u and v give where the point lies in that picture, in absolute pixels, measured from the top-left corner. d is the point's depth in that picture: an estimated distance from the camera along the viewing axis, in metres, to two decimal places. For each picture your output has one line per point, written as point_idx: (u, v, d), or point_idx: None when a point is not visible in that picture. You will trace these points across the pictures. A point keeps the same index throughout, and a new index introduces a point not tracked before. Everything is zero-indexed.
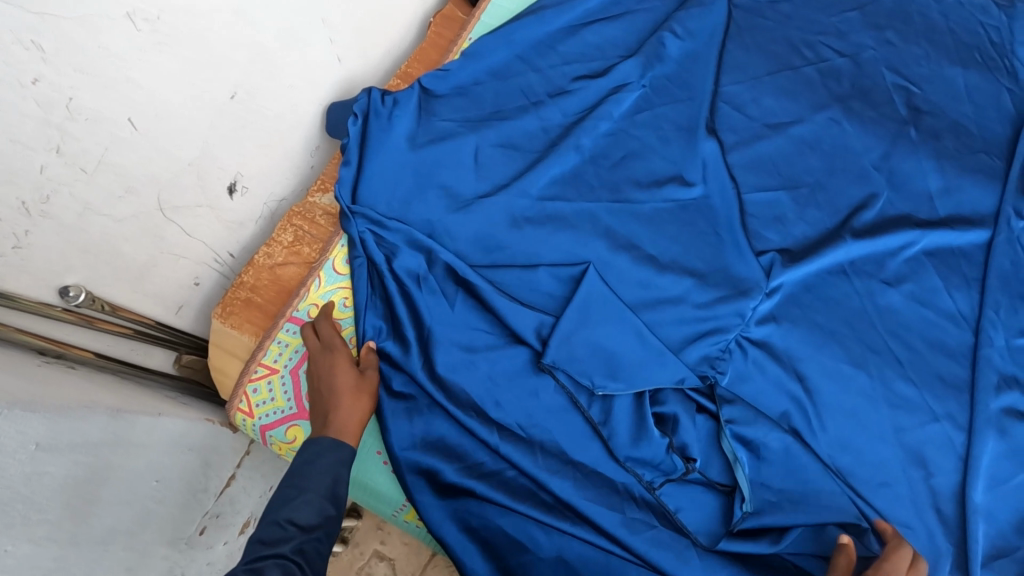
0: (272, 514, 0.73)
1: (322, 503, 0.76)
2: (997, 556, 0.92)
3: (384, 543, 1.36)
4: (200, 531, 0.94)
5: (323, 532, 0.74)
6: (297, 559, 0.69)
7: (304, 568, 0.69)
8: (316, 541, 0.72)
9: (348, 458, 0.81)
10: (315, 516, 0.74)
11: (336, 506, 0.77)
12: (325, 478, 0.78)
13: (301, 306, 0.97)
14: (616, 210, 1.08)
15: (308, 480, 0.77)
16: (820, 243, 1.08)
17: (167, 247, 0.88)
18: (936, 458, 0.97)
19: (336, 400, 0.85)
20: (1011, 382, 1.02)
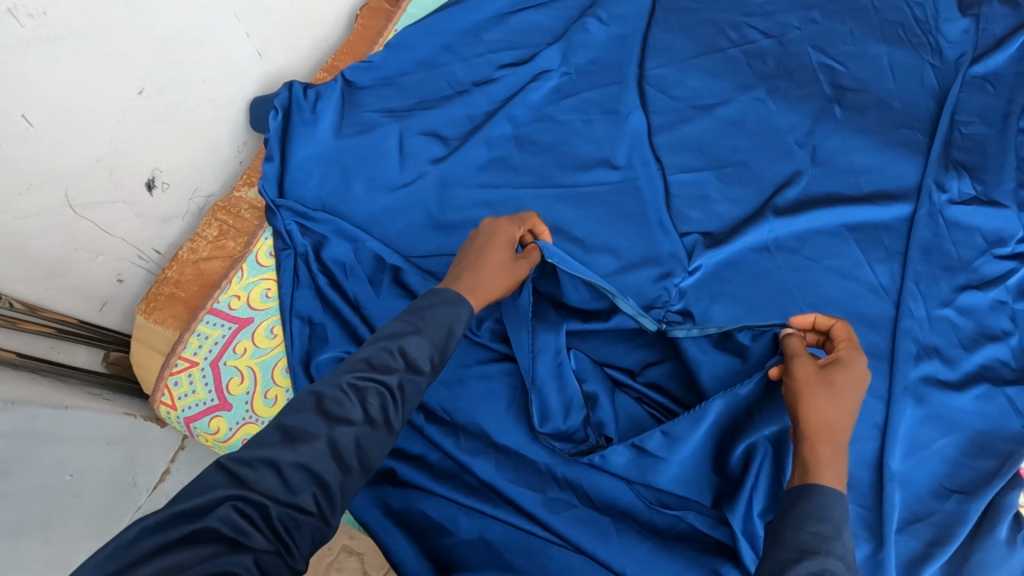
0: (392, 341, 0.66)
1: (433, 348, 0.67)
2: (913, 521, 0.94)
3: (352, 538, 1.21)
4: None
5: (425, 378, 0.66)
6: (393, 395, 0.63)
7: (391, 405, 0.63)
8: (417, 386, 0.65)
9: (463, 311, 0.72)
10: (425, 360, 0.66)
11: (446, 356, 0.68)
12: (440, 326, 0.69)
13: (222, 298, 0.98)
14: (545, 195, 1.08)
15: (428, 321, 0.68)
16: (744, 222, 1.10)
17: (81, 243, 0.88)
18: (858, 427, 0.98)
19: (480, 274, 0.79)
20: (929, 352, 1.05)
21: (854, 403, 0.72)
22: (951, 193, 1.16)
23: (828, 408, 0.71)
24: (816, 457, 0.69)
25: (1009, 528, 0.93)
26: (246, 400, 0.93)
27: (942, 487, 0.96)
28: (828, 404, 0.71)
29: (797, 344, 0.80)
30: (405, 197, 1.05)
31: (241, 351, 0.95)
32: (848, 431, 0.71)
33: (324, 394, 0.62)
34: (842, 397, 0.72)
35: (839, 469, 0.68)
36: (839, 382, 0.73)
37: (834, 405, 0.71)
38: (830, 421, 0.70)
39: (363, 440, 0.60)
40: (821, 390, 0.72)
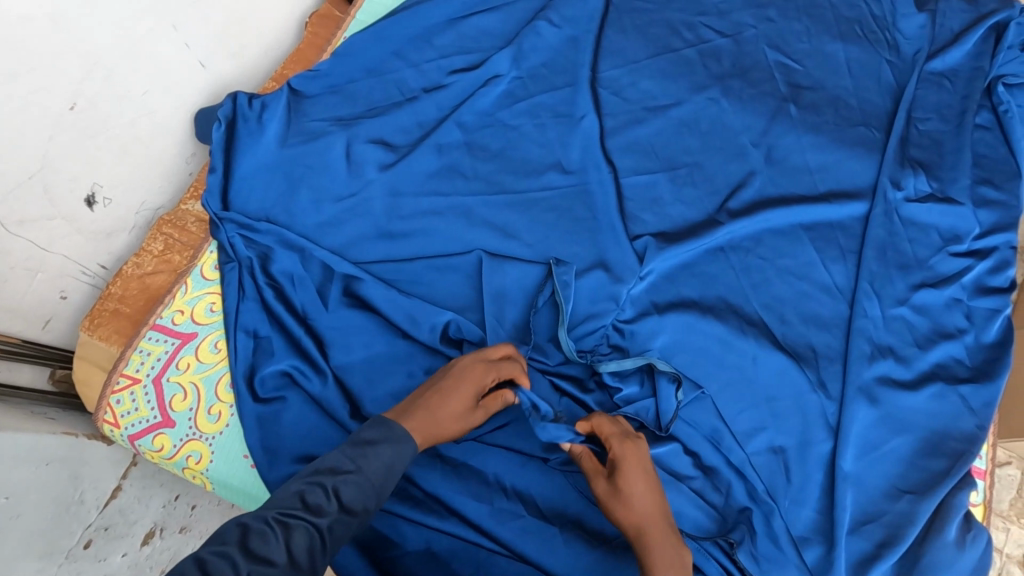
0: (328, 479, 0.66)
1: (371, 488, 0.68)
2: (864, 522, 0.93)
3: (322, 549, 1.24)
4: (82, 545, 0.88)
5: (357, 520, 0.66)
6: (323, 538, 0.62)
7: (322, 545, 0.62)
8: (346, 529, 0.65)
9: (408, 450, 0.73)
10: (360, 502, 0.66)
11: (382, 495, 0.69)
12: (381, 465, 0.70)
13: (166, 314, 0.98)
14: (495, 202, 1.07)
15: (368, 458, 0.69)
16: (696, 226, 1.09)
17: (17, 262, 0.87)
18: (811, 430, 0.98)
19: (431, 411, 0.77)
20: (884, 352, 1.04)
21: (651, 491, 0.77)
22: (908, 190, 1.15)
23: (636, 501, 0.76)
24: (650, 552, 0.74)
25: (959, 528, 0.93)
26: (189, 416, 0.93)
27: (894, 488, 0.96)
28: (634, 497, 0.76)
29: (591, 463, 0.81)
30: (353, 206, 1.04)
31: (184, 367, 0.95)
32: (664, 513, 0.76)
33: (253, 527, 0.59)
34: (643, 492, 0.76)
35: (668, 558, 0.73)
36: (626, 485, 0.76)
37: (641, 495, 0.76)
38: (641, 515, 0.75)
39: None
40: (621, 491, 0.76)
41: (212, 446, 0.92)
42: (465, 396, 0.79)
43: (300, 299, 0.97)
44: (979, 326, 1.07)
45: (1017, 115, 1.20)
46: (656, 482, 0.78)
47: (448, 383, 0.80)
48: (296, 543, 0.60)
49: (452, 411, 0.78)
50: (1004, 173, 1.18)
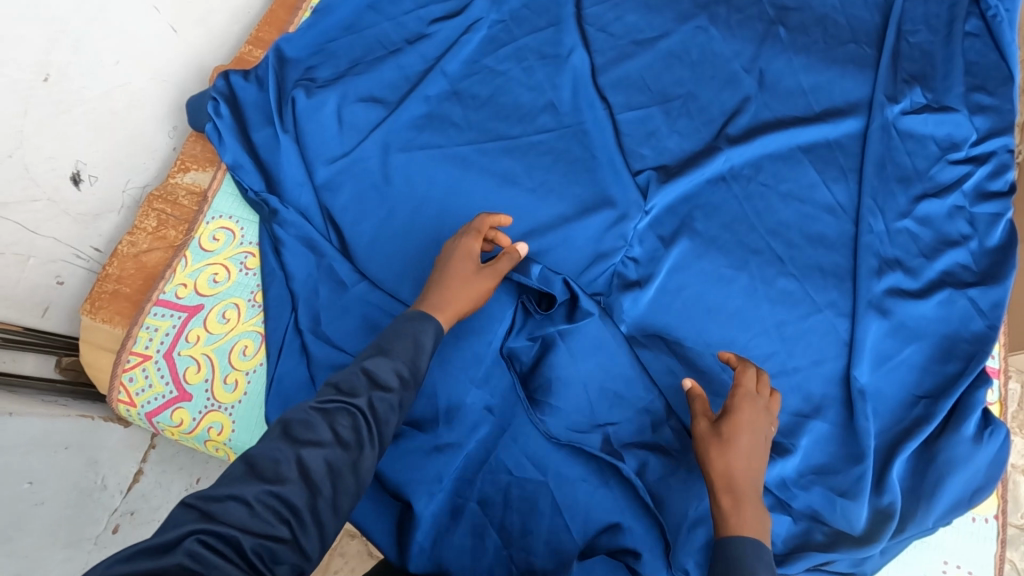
0: (349, 397, 0.68)
1: (400, 368, 0.72)
2: (883, 430, 0.95)
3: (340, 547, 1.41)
4: (111, 530, 0.88)
5: (394, 396, 0.70)
6: (365, 416, 0.68)
7: (372, 427, 0.68)
8: (388, 403, 0.70)
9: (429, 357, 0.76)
10: (391, 379, 0.71)
11: (414, 377, 0.74)
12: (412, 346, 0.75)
13: (169, 289, 0.95)
14: (491, 148, 1.05)
15: (395, 346, 0.74)
16: (696, 156, 1.08)
17: (7, 246, 0.84)
18: (825, 345, 0.99)
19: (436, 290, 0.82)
20: (891, 264, 1.04)
21: (750, 451, 0.78)
22: (904, 104, 1.14)
23: (732, 456, 0.77)
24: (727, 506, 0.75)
25: (977, 424, 0.94)
26: (205, 388, 0.91)
27: (910, 395, 0.97)
28: (733, 450, 0.77)
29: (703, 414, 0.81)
30: (347, 166, 1.01)
31: (194, 340, 0.92)
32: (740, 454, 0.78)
33: (294, 418, 0.66)
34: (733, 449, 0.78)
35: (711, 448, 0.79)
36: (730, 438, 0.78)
37: (742, 451, 0.77)
38: (733, 475, 0.76)
39: (353, 463, 0.65)
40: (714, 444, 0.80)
41: (233, 416, 0.90)
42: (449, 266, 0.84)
43: (295, 277, 0.93)
44: (983, 232, 1.08)
45: (1006, 19, 1.19)
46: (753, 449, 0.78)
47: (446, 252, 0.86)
48: (347, 425, 0.66)
49: (455, 275, 0.83)
50: (997, 78, 1.17)
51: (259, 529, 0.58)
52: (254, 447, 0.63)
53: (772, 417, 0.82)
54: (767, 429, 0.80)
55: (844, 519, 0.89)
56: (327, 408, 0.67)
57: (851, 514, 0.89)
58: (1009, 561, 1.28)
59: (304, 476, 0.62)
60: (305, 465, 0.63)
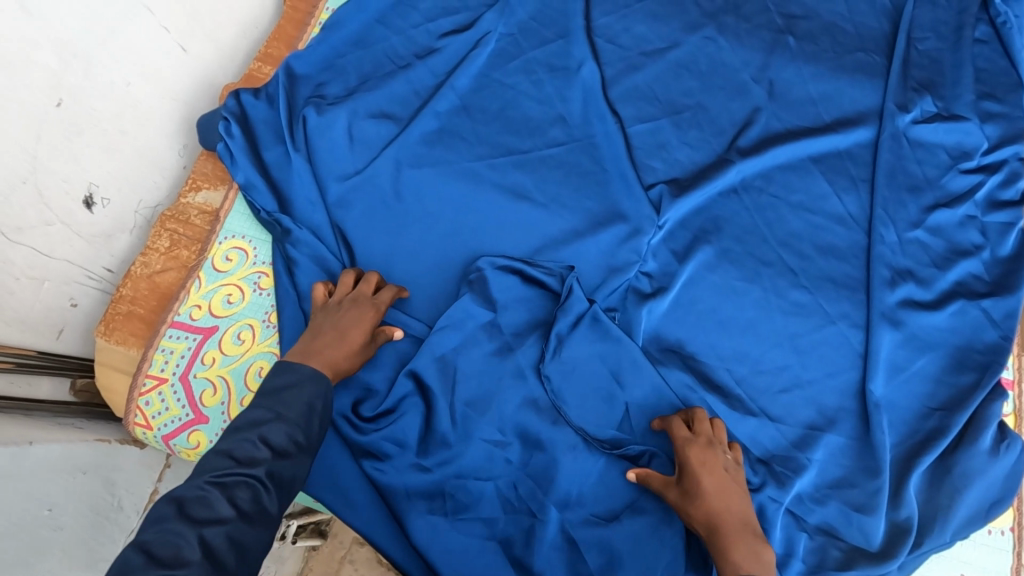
0: (248, 468, 0.69)
1: (295, 431, 0.73)
2: (899, 443, 0.95)
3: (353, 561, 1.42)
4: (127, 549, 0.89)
5: (291, 461, 0.72)
6: (264, 486, 0.69)
7: (274, 492, 0.69)
8: (285, 469, 0.71)
9: (324, 421, 0.77)
10: (286, 443, 0.72)
11: (309, 440, 0.75)
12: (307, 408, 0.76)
13: (184, 310, 0.95)
14: (502, 163, 1.05)
15: (285, 407, 0.75)
16: (707, 169, 1.07)
17: (22, 271, 0.84)
18: (839, 358, 0.99)
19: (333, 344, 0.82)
20: (904, 275, 1.04)
21: (733, 492, 0.78)
22: (915, 113, 1.14)
23: (708, 499, 0.77)
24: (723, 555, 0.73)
25: (993, 437, 0.94)
26: (222, 410, 0.91)
27: (925, 407, 0.97)
28: (705, 494, 0.77)
29: (658, 479, 0.82)
30: (359, 183, 1.01)
31: (209, 362, 0.92)
32: (741, 512, 0.77)
33: (188, 497, 0.65)
34: (725, 492, 0.78)
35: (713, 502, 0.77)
36: (704, 484, 0.78)
37: (713, 492, 0.78)
38: (714, 514, 0.76)
39: (252, 534, 0.66)
40: (702, 494, 0.78)
41: None
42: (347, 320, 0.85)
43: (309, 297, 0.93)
44: (995, 241, 1.08)
45: (1016, 26, 1.19)
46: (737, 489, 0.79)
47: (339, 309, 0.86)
48: (247, 497, 0.67)
49: (349, 334, 0.84)
50: (1005, 85, 1.17)
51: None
52: (148, 535, 0.61)
53: (722, 451, 0.82)
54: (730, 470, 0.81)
55: (863, 533, 0.89)
56: (225, 481, 0.67)
57: (869, 528, 0.89)
58: None
59: (212, 556, 0.62)
60: (210, 544, 0.62)
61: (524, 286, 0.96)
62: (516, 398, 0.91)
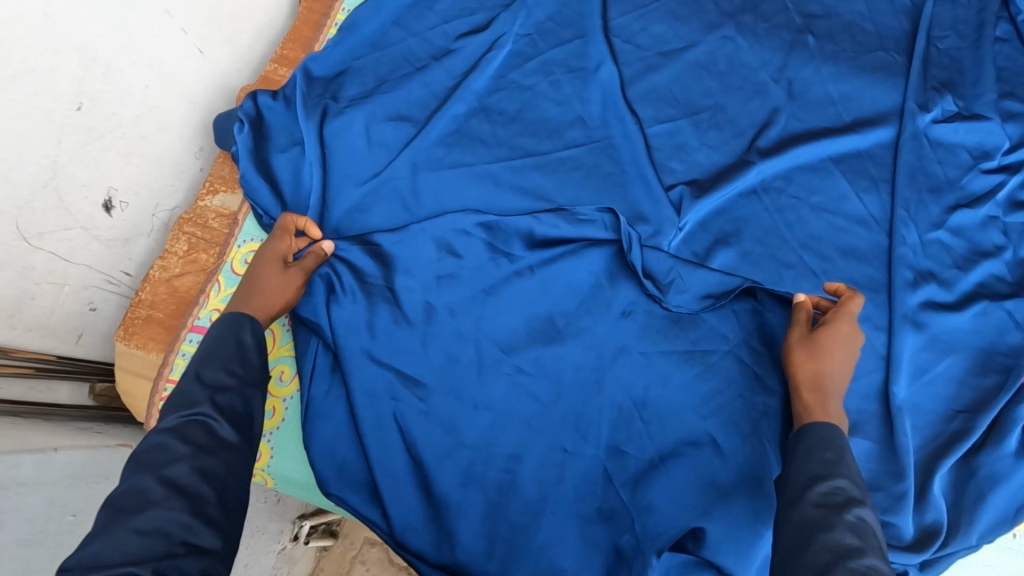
0: (191, 409, 0.71)
1: (228, 367, 0.77)
2: (923, 446, 0.94)
3: None
4: None
5: (234, 392, 0.75)
6: (214, 417, 0.72)
7: (226, 421, 0.72)
8: (232, 399, 0.74)
9: (253, 351, 0.80)
10: (224, 378, 0.75)
11: (248, 371, 0.78)
12: (237, 346, 0.79)
13: (203, 314, 0.94)
14: (521, 165, 1.04)
15: (214, 350, 0.78)
16: (727, 170, 1.07)
17: (42, 275, 0.84)
18: (862, 360, 0.98)
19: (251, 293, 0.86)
20: (925, 276, 1.04)
21: (840, 369, 0.83)
22: (935, 112, 1.13)
23: (823, 360, 0.84)
24: (809, 401, 0.82)
25: (1018, 440, 0.93)
26: None
27: (949, 410, 0.96)
28: (825, 357, 0.84)
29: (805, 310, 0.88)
30: (378, 187, 1.00)
31: None
32: (833, 388, 0.83)
33: (143, 449, 0.67)
34: (832, 359, 0.84)
35: (831, 364, 0.83)
36: (828, 344, 0.85)
37: (834, 357, 0.84)
38: (825, 372, 0.83)
39: (215, 459, 0.68)
40: (812, 350, 0.84)
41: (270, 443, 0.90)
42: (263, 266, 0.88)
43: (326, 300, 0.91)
44: (1017, 242, 1.07)
45: None
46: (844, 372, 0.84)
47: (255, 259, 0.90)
48: (200, 432, 0.70)
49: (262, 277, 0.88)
50: None
51: (155, 549, 0.59)
52: (114, 493, 0.63)
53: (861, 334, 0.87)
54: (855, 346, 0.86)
55: (887, 531, 0.89)
56: (173, 426, 0.69)
57: (895, 527, 0.89)
58: None
59: (180, 487, 0.64)
60: (176, 478, 0.65)
61: (559, 275, 0.95)
62: (538, 401, 0.90)
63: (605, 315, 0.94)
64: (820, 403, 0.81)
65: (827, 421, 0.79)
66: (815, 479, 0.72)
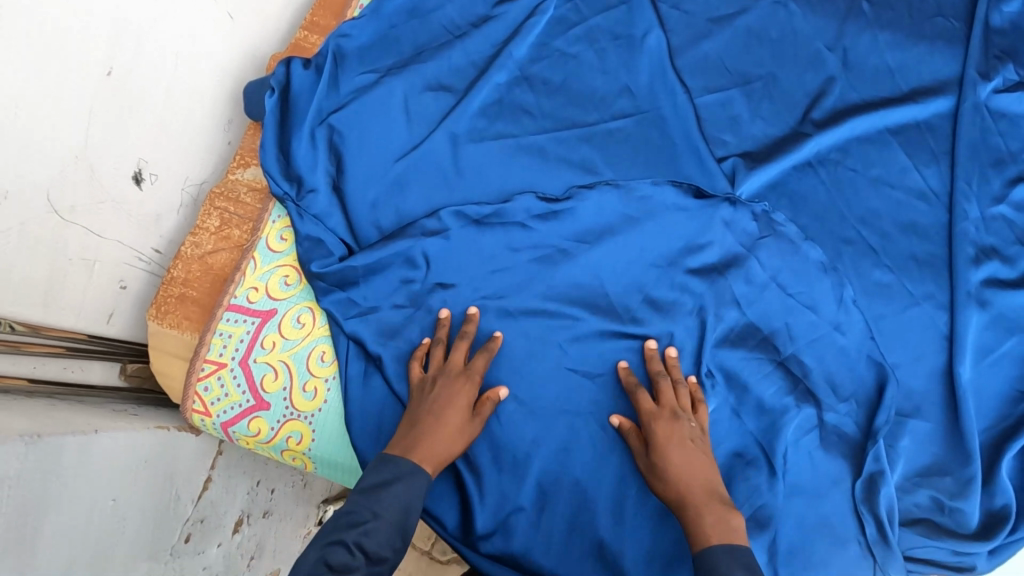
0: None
1: (394, 538, 0.69)
2: (987, 428, 0.91)
3: None
4: (183, 540, 0.95)
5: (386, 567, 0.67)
6: None
7: None
8: None
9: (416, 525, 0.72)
10: (387, 551, 0.68)
11: (404, 543, 0.70)
12: (407, 519, 0.71)
13: (239, 293, 0.89)
14: (568, 137, 0.99)
15: (383, 505, 0.70)
16: (782, 142, 1.02)
17: (74, 253, 0.80)
18: (924, 340, 0.95)
19: (424, 440, 0.77)
20: (988, 253, 1.00)
21: (700, 459, 0.79)
22: (996, 82, 1.08)
23: (675, 472, 0.78)
24: (692, 518, 0.75)
25: None
26: (284, 396, 0.86)
27: (1013, 390, 0.93)
28: (672, 468, 0.78)
29: (647, 403, 0.84)
30: (418, 160, 0.95)
31: (270, 347, 0.86)
32: (712, 484, 0.78)
33: None
34: (687, 465, 0.78)
35: (690, 469, 0.78)
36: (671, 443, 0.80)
37: (683, 462, 0.79)
38: (683, 488, 0.77)
39: None
40: (663, 470, 0.79)
41: (313, 424, 0.86)
42: (461, 428, 0.79)
43: (360, 286, 0.88)
44: None
45: None
46: (706, 455, 0.80)
47: (436, 396, 0.80)
48: None
49: (434, 444, 0.77)
50: None
51: None
52: None
53: (691, 422, 0.82)
54: (696, 437, 0.81)
55: (953, 517, 0.86)
56: None
57: (962, 513, 0.86)
58: None
59: None
60: None
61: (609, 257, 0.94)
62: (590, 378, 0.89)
63: (661, 291, 0.93)
64: (701, 518, 0.74)
65: (716, 546, 0.71)
66: None
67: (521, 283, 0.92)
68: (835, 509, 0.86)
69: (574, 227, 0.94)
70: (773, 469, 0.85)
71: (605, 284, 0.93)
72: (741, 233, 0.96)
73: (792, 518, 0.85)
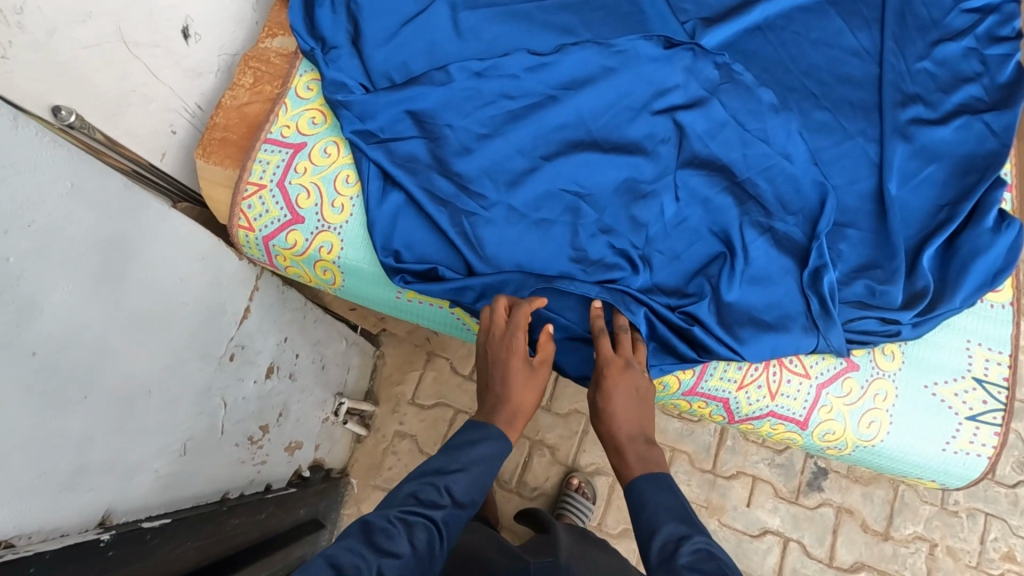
0: (429, 510, 0.76)
1: (476, 488, 0.82)
2: (912, 235, 1.07)
3: (403, 424, 1.77)
4: (229, 357, 1.10)
5: (461, 513, 0.79)
6: (439, 530, 0.76)
7: (444, 539, 0.76)
8: (457, 522, 0.78)
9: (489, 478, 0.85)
10: (467, 496, 0.80)
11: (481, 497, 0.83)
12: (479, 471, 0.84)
13: (274, 129, 1.05)
14: (551, 5, 1.15)
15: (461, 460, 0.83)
16: (735, 9, 1.18)
17: (136, 84, 0.95)
18: (859, 167, 1.11)
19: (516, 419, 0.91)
20: (914, 99, 1.16)
21: (631, 404, 0.91)
22: None
23: (614, 413, 0.90)
24: (618, 460, 0.89)
25: (995, 218, 1.04)
26: (315, 211, 1.02)
27: (935, 205, 1.09)
28: (613, 410, 0.91)
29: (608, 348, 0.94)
30: (422, 22, 1.10)
31: (302, 171, 1.03)
32: (642, 427, 0.91)
33: (376, 524, 0.73)
34: (619, 407, 0.90)
35: (625, 408, 0.90)
36: (610, 390, 0.91)
37: (622, 408, 0.90)
38: (614, 424, 0.90)
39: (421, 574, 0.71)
40: (601, 411, 0.92)
41: (341, 235, 1.02)
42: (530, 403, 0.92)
43: (377, 120, 1.05)
44: (994, 69, 1.18)
45: None
46: (640, 401, 0.92)
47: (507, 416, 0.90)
48: (423, 538, 0.73)
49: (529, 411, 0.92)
50: None
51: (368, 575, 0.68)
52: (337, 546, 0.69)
53: (641, 371, 0.93)
54: (638, 387, 0.92)
55: (882, 299, 1.02)
56: (405, 517, 0.75)
57: (889, 295, 1.01)
58: (1013, 432, 1.48)
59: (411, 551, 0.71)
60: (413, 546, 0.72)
61: (589, 96, 1.08)
62: (574, 194, 1.04)
63: (632, 125, 1.08)
64: (627, 460, 0.88)
65: (636, 476, 0.85)
66: (641, 531, 0.78)
67: (514, 121, 1.07)
68: (786, 295, 1.01)
69: (558, 74, 1.10)
70: (727, 261, 1.01)
71: (585, 122, 1.08)
72: (702, 76, 1.11)
73: (745, 303, 1.01)
